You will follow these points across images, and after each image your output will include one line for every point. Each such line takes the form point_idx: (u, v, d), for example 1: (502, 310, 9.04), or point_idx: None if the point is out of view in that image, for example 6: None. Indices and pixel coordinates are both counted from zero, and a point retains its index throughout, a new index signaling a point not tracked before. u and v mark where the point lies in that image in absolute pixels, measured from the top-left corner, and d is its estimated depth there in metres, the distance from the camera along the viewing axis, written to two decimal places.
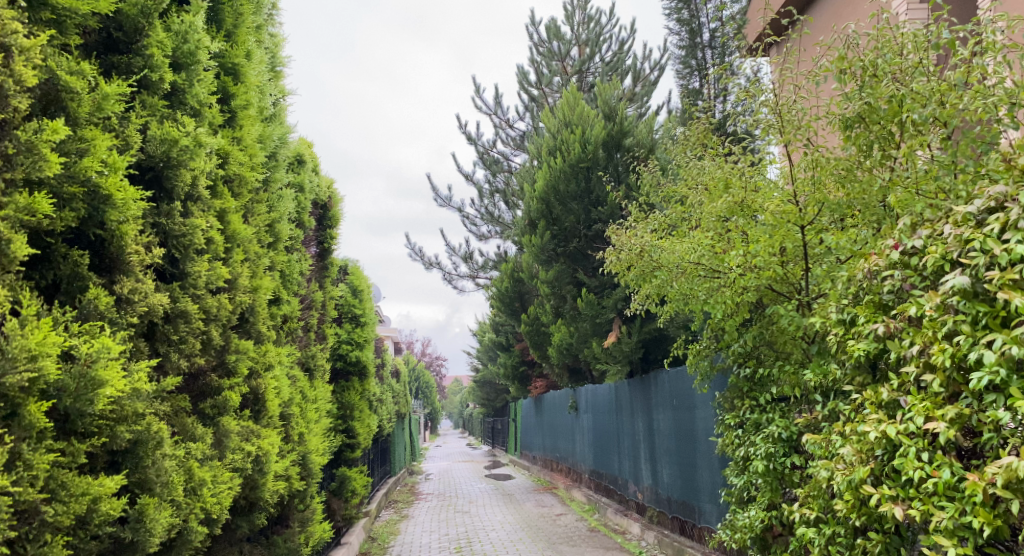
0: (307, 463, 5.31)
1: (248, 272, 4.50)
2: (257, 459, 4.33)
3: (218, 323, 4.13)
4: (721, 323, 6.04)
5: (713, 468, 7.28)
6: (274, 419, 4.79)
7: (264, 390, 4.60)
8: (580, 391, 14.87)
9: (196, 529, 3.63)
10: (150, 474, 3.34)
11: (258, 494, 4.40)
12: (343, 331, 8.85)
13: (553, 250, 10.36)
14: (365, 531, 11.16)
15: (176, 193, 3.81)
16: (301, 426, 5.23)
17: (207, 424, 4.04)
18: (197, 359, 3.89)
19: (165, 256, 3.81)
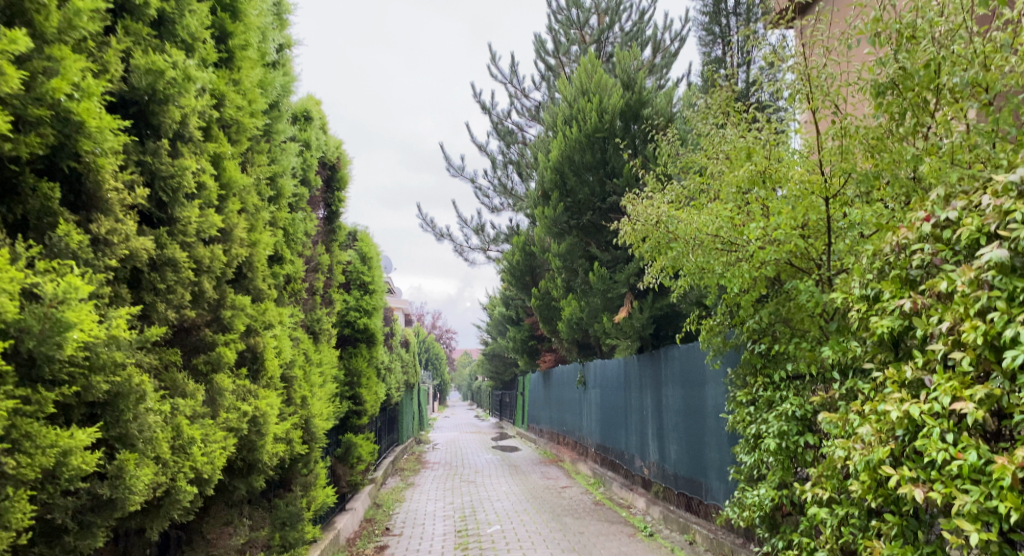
0: (309, 427, 5.21)
1: (246, 224, 4.36)
2: (254, 420, 4.22)
3: (211, 276, 3.98)
4: (736, 297, 5.85)
5: (722, 446, 7.15)
6: (275, 380, 4.68)
7: (263, 349, 4.46)
8: (589, 365, 14.77)
9: (185, 489, 3.52)
10: (132, 429, 3.20)
11: (256, 456, 4.30)
12: (351, 298, 8.73)
13: (566, 223, 10.13)
14: (370, 498, 11.18)
15: (163, 130, 3.61)
16: (302, 390, 5.12)
17: (200, 382, 3.92)
18: (186, 311, 3.73)
19: (152, 199, 3.62)
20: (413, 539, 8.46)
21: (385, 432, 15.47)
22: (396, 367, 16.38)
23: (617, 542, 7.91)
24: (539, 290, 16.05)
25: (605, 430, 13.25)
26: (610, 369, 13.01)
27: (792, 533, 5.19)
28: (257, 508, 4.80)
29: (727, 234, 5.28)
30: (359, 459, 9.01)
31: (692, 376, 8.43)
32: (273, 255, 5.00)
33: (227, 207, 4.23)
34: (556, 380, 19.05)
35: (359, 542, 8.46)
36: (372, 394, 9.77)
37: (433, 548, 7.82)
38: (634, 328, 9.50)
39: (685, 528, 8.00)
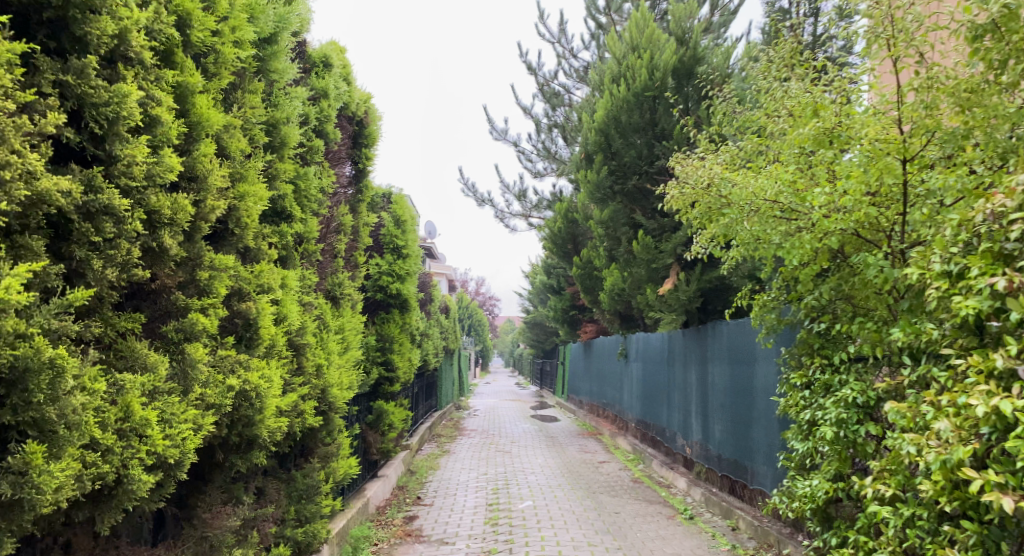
0: (327, 396, 4.94)
1: (228, 173, 3.86)
2: (247, 395, 3.78)
3: (177, 229, 3.43)
4: (794, 271, 5.32)
5: (772, 430, 6.68)
6: (284, 348, 4.35)
7: (256, 316, 3.94)
8: (631, 338, 14.32)
9: (140, 479, 3.03)
10: (47, 413, 2.65)
11: (254, 432, 3.88)
12: (384, 263, 8.44)
13: (610, 189, 9.58)
14: (404, 464, 11.04)
15: (91, 46, 3.01)
16: (319, 358, 4.84)
17: (167, 354, 3.42)
18: (134, 268, 3.17)
19: (85, 134, 3.04)
20: (443, 511, 8.24)
21: (423, 398, 15.36)
22: (435, 333, 16.20)
23: (654, 524, 7.53)
24: (581, 259, 15.56)
25: (646, 405, 12.84)
26: (653, 343, 12.55)
27: (847, 530, 4.73)
28: (270, 481, 4.57)
29: (788, 201, 4.70)
30: (390, 427, 8.81)
31: (741, 353, 7.94)
32: (284, 212, 4.67)
33: (230, 159, 3.91)
34: (598, 352, 18.66)
35: (388, 510, 8.29)
36: (405, 361, 9.53)
37: (462, 521, 7.57)
38: (679, 301, 9.01)
39: (727, 513, 7.57)
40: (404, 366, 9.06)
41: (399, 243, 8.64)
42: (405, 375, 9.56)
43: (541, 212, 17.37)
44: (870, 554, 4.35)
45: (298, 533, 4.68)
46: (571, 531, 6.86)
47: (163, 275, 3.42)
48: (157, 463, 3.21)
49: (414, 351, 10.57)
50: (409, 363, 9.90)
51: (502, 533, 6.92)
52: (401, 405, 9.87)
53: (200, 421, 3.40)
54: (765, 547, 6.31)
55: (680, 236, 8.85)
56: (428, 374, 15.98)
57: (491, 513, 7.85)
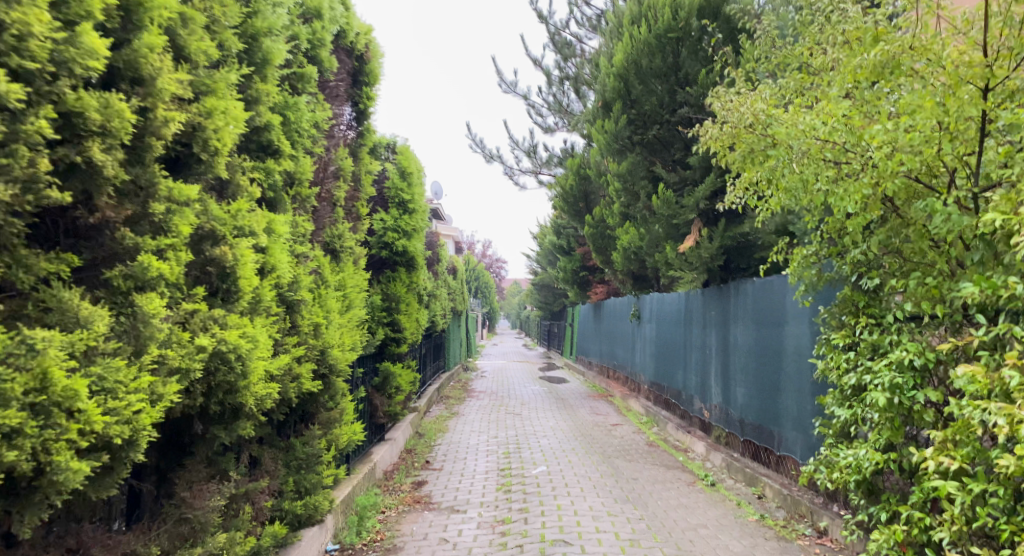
0: (326, 357, 4.50)
1: (185, 79, 3.28)
2: (226, 359, 3.35)
3: (107, 137, 2.84)
4: (841, 220, 4.81)
5: (804, 394, 6.27)
6: (274, 305, 3.88)
7: (235, 265, 3.49)
8: (645, 299, 13.87)
9: (70, 463, 2.57)
10: None
11: (236, 399, 3.49)
12: (389, 218, 7.94)
13: (628, 139, 9.01)
14: (412, 427, 10.71)
15: None
16: (316, 315, 4.39)
17: (114, 309, 2.94)
18: (36, 176, 2.58)
19: None
20: (453, 476, 7.89)
21: (431, 359, 15.00)
22: (443, 293, 15.76)
23: (675, 491, 7.16)
24: (593, 217, 15.01)
25: (660, 367, 12.46)
26: (669, 303, 12.11)
27: (897, 504, 4.32)
28: (266, 450, 4.17)
29: (842, 138, 4.18)
30: (398, 390, 8.43)
31: (768, 313, 7.49)
32: (275, 151, 4.17)
33: (201, 81, 3.40)
34: (609, 313, 18.25)
35: (396, 475, 7.96)
36: (412, 321, 9.12)
37: (473, 488, 7.23)
38: (701, 259, 8.53)
39: (752, 480, 7.19)
40: (411, 326, 8.64)
41: (404, 195, 8.10)
42: (413, 335, 9.15)
43: (551, 169, 16.75)
44: (927, 531, 3.94)
45: (297, 506, 4.31)
46: (589, 499, 6.47)
47: (106, 206, 2.92)
48: (100, 440, 2.75)
49: (422, 311, 10.14)
50: (416, 324, 9.49)
51: (516, 501, 6.55)
52: (408, 366, 9.49)
53: (156, 391, 2.94)
54: (795, 517, 5.94)
55: (704, 190, 8.32)
56: (436, 335, 15.60)
57: (503, 479, 7.48)
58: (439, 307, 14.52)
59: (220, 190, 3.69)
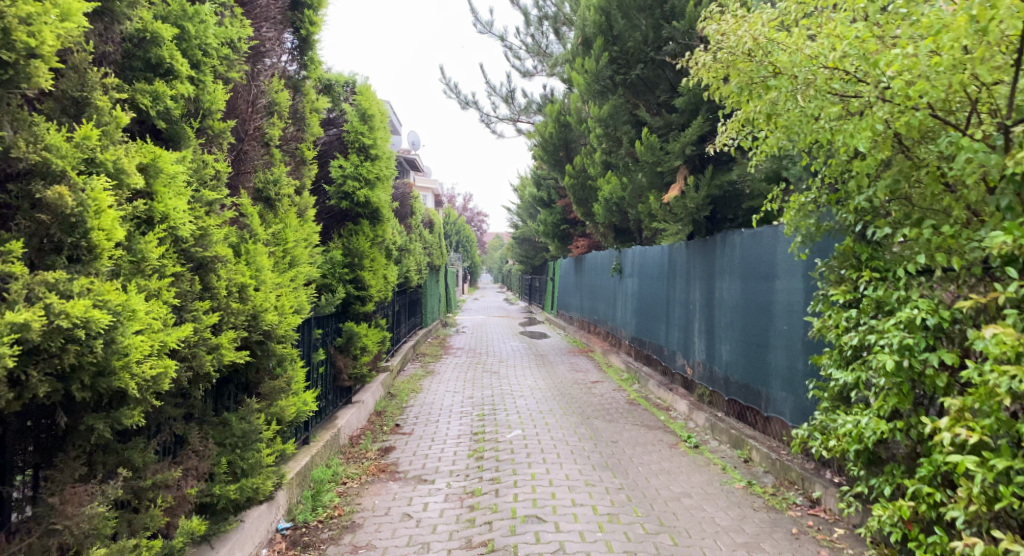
0: (262, 321, 3.94)
1: None
2: (77, 337, 2.65)
3: None
4: (844, 161, 4.27)
5: (797, 354, 5.87)
6: (166, 264, 3.23)
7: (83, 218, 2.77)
8: (626, 252, 13.40)
9: None
10: None
11: (109, 383, 2.82)
12: (349, 165, 7.27)
13: (610, 79, 8.33)
14: (384, 387, 10.23)
15: None
16: (244, 273, 3.80)
17: None
18: None
19: None
20: (423, 440, 7.45)
21: (405, 315, 14.47)
22: (418, 247, 15.16)
23: (657, 455, 6.77)
24: (574, 167, 14.39)
25: (641, 322, 12.08)
26: (650, 256, 11.66)
27: (900, 477, 3.91)
28: (191, 427, 3.64)
29: (852, 66, 3.67)
30: (364, 350, 7.91)
31: (756, 267, 7.05)
32: (186, 78, 3.51)
33: None
34: (589, 267, 17.82)
35: (363, 440, 7.49)
36: (380, 277, 8.55)
37: (443, 454, 6.80)
38: (685, 210, 7.99)
39: (737, 442, 6.82)
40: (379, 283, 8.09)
41: (364, 140, 7.39)
42: (381, 292, 8.60)
43: (530, 116, 16.03)
44: (937, 508, 3.54)
45: (231, 490, 3.80)
46: (565, 467, 6.03)
47: None
48: None
49: (392, 265, 9.59)
50: (384, 280, 8.92)
51: (486, 470, 6.11)
52: (375, 325, 8.97)
53: None
54: (784, 484, 5.57)
55: (690, 134, 7.73)
56: (410, 291, 15.05)
57: (475, 444, 7.04)
58: (413, 261, 13.95)
59: (73, 110, 2.96)
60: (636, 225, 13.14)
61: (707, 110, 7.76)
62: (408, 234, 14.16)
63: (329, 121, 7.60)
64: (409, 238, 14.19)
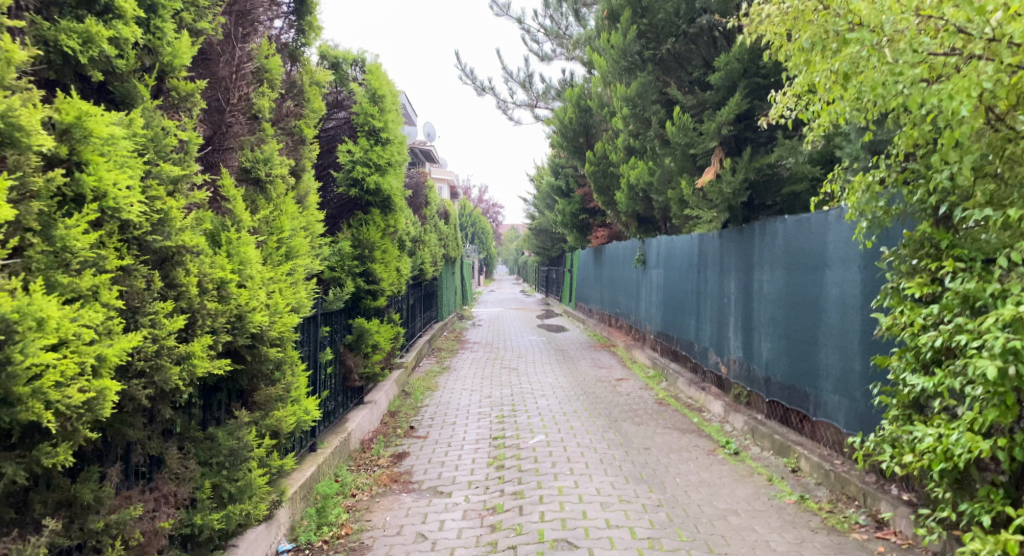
0: (248, 322, 3.41)
1: None
2: None
3: None
4: (926, 131, 3.66)
5: (856, 354, 5.30)
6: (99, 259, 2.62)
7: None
8: (651, 242, 12.79)
9: None
10: None
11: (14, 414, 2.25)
12: (358, 150, 6.73)
13: (638, 55, 7.73)
14: (398, 385, 9.72)
15: None
16: (219, 266, 3.26)
17: None
18: None
19: None
20: (439, 445, 6.95)
21: (420, 309, 13.95)
22: (433, 239, 14.61)
23: (694, 464, 6.19)
24: (595, 154, 13.77)
25: (667, 316, 11.51)
26: (677, 247, 11.08)
27: (1000, 504, 3.31)
28: (170, 447, 3.13)
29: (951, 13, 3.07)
30: (376, 348, 7.40)
31: (802, 257, 6.47)
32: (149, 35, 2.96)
33: None
34: (610, 258, 17.23)
35: (375, 445, 6.99)
36: (393, 270, 8.03)
37: (461, 461, 6.29)
38: (721, 195, 7.39)
39: (783, 450, 6.23)
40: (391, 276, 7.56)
41: (374, 123, 6.82)
42: (393, 286, 8.07)
43: (549, 102, 15.42)
44: None
45: (215, 519, 3.29)
46: (595, 479, 5.48)
47: None
48: None
49: (406, 257, 9.06)
50: (398, 273, 8.40)
51: (508, 481, 5.58)
52: (388, 321, 8.45)
53: None
54: (843, 500, 4.98)
55: (726, 113, 7.12)
56: (425, 283, 14.52)
57: (496, 451, 6.50)
58: (427, 253, 13.41)
59: None
60: (662, 215, 12.52)
61: (746, 87, 7.15)
62: (423, 225, 13.61)
63: (336, 103, 7.05)
64: (424, 229, 13.65)
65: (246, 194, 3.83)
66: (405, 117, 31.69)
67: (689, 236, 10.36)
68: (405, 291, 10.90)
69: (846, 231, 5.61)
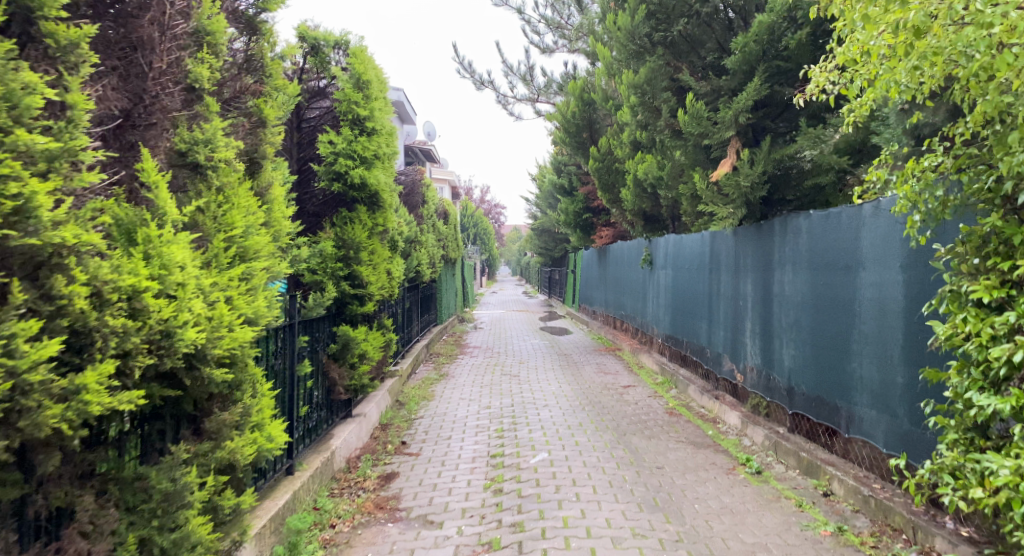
0: (176, 341, 2.85)
1: None
2: None
3: None
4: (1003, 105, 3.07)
5: (898, 365, 4.72)
6: None
7: None
8: (658, 242, 12.20)
9: None
10: None
11: None
12: (341, 140, 6.13)
13: (647, 37, 7.13)
14: (390, 395, 9.12)
15: None
16: (129, 271, 2.67)
17: None
18: None
19: None
20: (432, 463, 6.35)
21: (417, 313, 13.34)
22: (430, 239, 14.01)
23: (714, 486, 5.59)
24: (598, 149, 13.17)
25: (676, 319, 10.93)
26: (687, 246, 10.49)
27: None
28: (84, 494, 2.63)
29: None
30: (364, 358, 6.82)
31: (830, 257, 5.88)
32: None
33: None
34: (614, 258, 16.65)
35: (361, 464, 6.42)
36: (383, 272, 7.44)
37: (456, 483, 5.69)
38: (738, 189, 6.81)
39: (810, 470, 5.65)
40: (381, 279, 6.98)
41: (359, 111, 6.22)
42: (383, 289, 7.49)
43: (550, 97, 14.83)
44: None
45: None
46: (605, 508, 4.89)
47: None
48: None
49: (398, 258, 8.47)
50: (389, 275, 7.81)
51: (507, 509, 4.99)
52: (378, 326, 7.87)
53: None
54: (886, 532, 4.38)
55: (745, 99, 6.53)
56: (422, 286, 13.93)
57: (493, 472, 5.91)
58: (424, 254, 12.81)
59: None
60: (669, 212, 11.92)
61: (766, 71, 6.56)
62: (419, 224, 13.01)
63: (318, 90, 6.46)
64: (420, 229, 13.05)
65: (180, 181, 3.26)
66: (403, 115, 31.08)
67: (699, 235, 9.78)
68: (398, 294, 10.31)
69: (883, 227, 5.03)
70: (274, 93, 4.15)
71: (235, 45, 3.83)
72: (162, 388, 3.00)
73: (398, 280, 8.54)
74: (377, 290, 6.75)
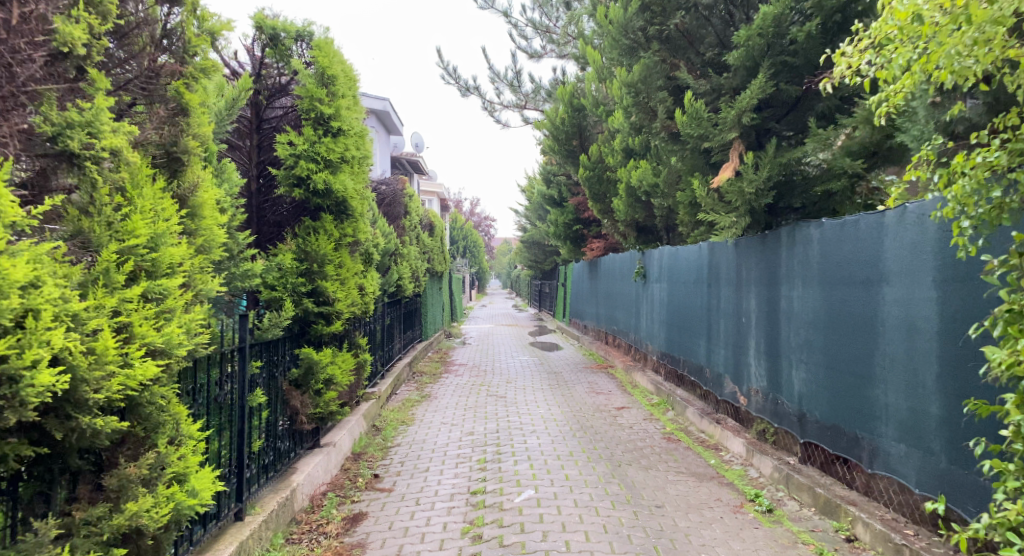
0: (20, 389, 2.31)
1: None
2: None
3: None
4: None
5: (933, 394, 4.14)
6: None
7: None
8: (652, 254, 11.62)
9: None
10: None
11: None
12: (303, 141, 5.51)
13: (641, 32, 6.59)
14: (366, 420, 8.47)
15: None
16: None
17: None
18: None
19: None
20: (405, 502, 5.70)
21: (399, 329, 12.71)
22: (413, 252, 13.39)
23: (720, 527, 4.97)
24: (589, 157, 12.62)
25: (672, 336, 10.35)
26: (682, 258, 9.93)
27: None
28: None
29: None
30: (332, 383, 6.17)
31: (845, 269, 5.31)
32: None
33: None
34: (606, 270, 16.09)
35: (326, 503, 5.76)
36: (354, 288, 6.80)
37: (430, 527, 5.03)
38: (742, 196, 6.25)
39: (828, 509, 5.04)
40: (352, 295, 6.35)
41: (323, 109, 5.62)
42: (355, 306, 6.85)
43: (538, 104, 14.32)
44: None
45: None
46: None
47: None
48: None
49: (374, 273, 7.85)
50: (362, 291, 7.20)
51: None
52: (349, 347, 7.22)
53: None
54: None
55: (748, 97, 5.97)
56: (405, 301, 13.31)
57: (471, 514, 5.25)
58: (406, 268, 12.19)
59: None
60: (663, 223, 11.35)
61: (771, 67, 6.00)
62: (401, 237, 12.40)
63: (280, 87, 5.88)
64: (402, 242, 12.44)
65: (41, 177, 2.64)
66: (390, 127, 30.51)
67: (695, 247, 9.22)
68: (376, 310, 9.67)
69: (909, 237, 4.46)
70: (206, 79, 3.54)
71: (160, 18, 3.23)
72: (24, 446, 2.43)
73: (373, 296, 7.91)
74: (346, 306, 6.11)
